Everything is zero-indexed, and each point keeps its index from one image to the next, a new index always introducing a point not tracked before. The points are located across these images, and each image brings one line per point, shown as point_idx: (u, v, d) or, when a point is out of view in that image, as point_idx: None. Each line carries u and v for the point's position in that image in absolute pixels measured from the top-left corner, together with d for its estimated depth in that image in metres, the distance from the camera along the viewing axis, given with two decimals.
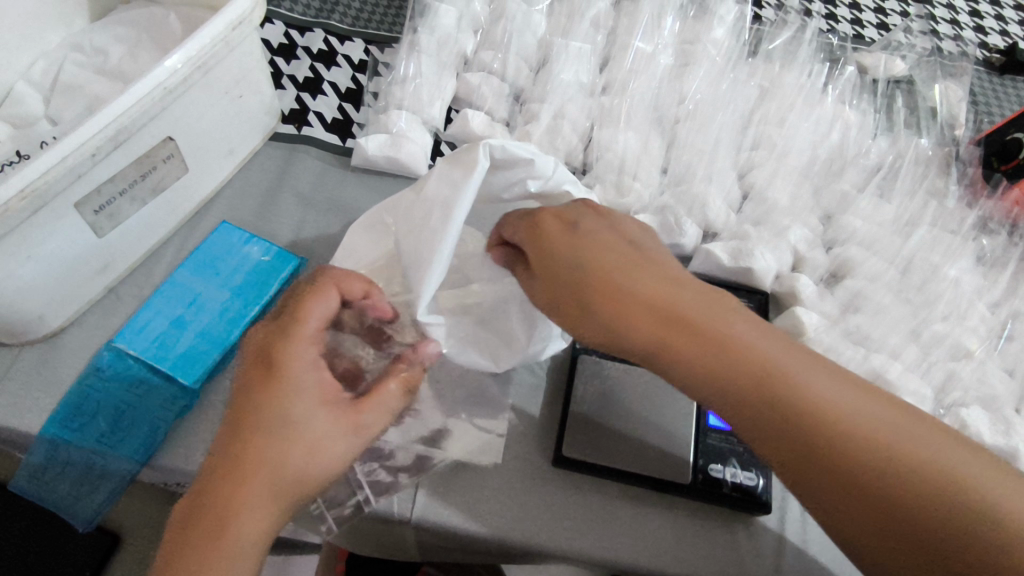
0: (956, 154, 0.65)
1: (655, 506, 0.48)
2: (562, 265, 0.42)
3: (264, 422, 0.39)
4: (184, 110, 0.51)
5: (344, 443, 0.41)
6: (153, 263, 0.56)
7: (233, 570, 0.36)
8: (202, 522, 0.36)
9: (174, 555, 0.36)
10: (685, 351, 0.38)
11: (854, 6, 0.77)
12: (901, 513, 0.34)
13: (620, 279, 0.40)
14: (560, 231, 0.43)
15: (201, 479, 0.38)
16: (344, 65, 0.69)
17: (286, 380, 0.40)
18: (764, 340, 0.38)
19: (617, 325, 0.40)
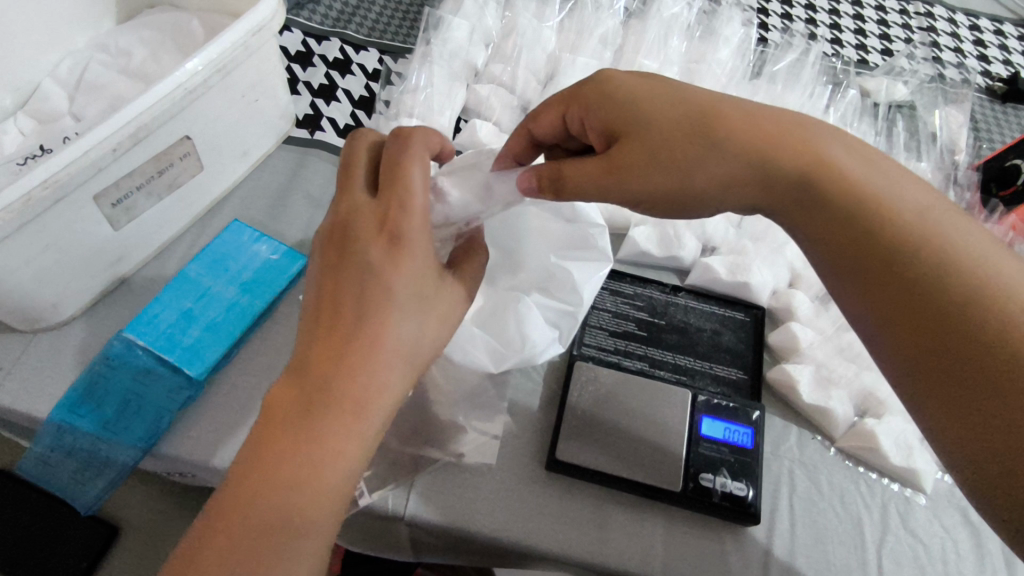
0: (955, 178, 0.66)
1: (646, 514, 0.48)
2: (647, 124, 0.40)
3: (396, 299, 0.36)
4: (203, 110, 0.53)
5: (448, 321, 0.39)
6: (166, 257, 0.58)
7: (359, 447, 0.35)
8: (336, 402, 0.33)
9: (303, 438, 0.33)
10: (784, 172, 0.39)
11: (859, 32, 0.78)
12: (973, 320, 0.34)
13: (726, 123, 0.40)
14: (639, 78, 0.43)
15: (320, 359, 0.34)
16: (358, 74, 0.72)
17: (409, 255, 0.37)
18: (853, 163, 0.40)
19: (722, 164, 0.39)
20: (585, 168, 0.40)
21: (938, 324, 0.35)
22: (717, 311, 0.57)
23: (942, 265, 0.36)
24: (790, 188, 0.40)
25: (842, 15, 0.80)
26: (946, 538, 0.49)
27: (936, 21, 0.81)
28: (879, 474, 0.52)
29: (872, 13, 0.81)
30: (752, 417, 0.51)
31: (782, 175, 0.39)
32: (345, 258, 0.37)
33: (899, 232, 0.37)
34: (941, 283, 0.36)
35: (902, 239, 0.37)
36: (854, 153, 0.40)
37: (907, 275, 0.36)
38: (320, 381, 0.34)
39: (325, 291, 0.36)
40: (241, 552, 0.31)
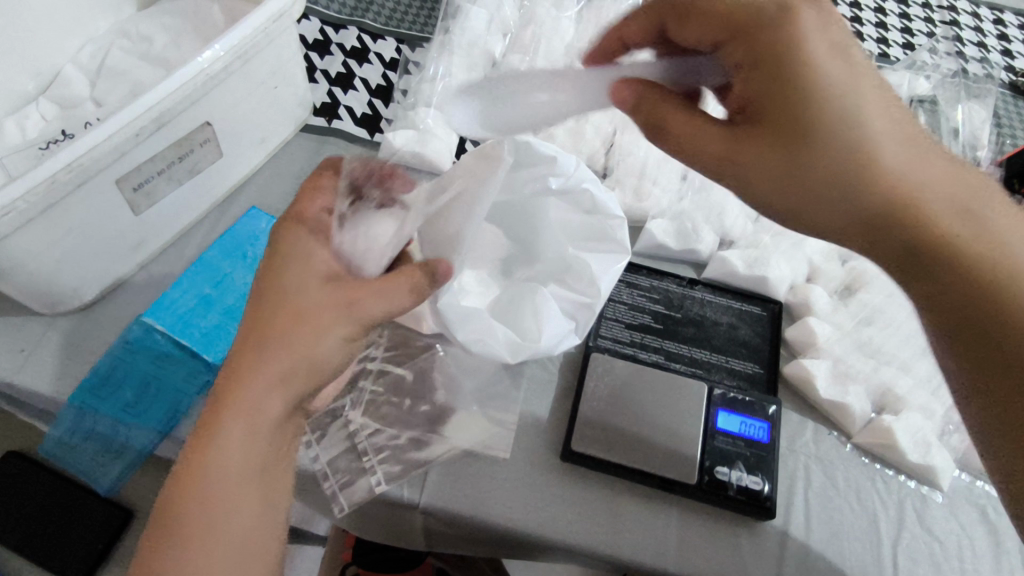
0: None
1: (662, 506, 0.48)
2: (801, 151, 0.42)
3: (294, 314, 0.40)
4: (223, 96, 0.53)
5: (349, 333, 0.41)
6: (184, 243, 0.58)
7: (247, 433, 0.38)
8: (228, 390, 0.39)
9: (205, 419, 0.38)
10: (877, 199, 0.42)
11: (881, 25, 0.77)
12: (1003, 330, 0.38)
13: (887, 159, 0.42)
14: (680, 113, 0.44)
15: (230, 356, 0.40)
16: (376, 63, 0.71)
17: (302, 270, 0.41)
18: (893, 160, 0.42)
19: (832, 212, 0.44)
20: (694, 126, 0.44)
21: (990, 359, 0.39)
22: (734, 304, 0.57)
23: (1013, 277, 0.39)
24: (893, 211, 0.42)
25: (863, 8, 0.79)
26: (963, 536, 0.49)
27: (960, 14, 0.80)
28: (897, 471, 0.51)
29: (894, 6, 0.80)
30: (768, 412, 0.51)
31: (890, 202, 0.42)
32: (260, 271, 0.43)
33: (928, 232, 0.41)
34: (1003, 301, 0.39)
35: (979, 259, 0.40)
36: (906, 149, 0.43)
37: (973, 286, 0.40)
38: (226, 380, 0.39)
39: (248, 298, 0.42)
40: (158, 533, 0.37)
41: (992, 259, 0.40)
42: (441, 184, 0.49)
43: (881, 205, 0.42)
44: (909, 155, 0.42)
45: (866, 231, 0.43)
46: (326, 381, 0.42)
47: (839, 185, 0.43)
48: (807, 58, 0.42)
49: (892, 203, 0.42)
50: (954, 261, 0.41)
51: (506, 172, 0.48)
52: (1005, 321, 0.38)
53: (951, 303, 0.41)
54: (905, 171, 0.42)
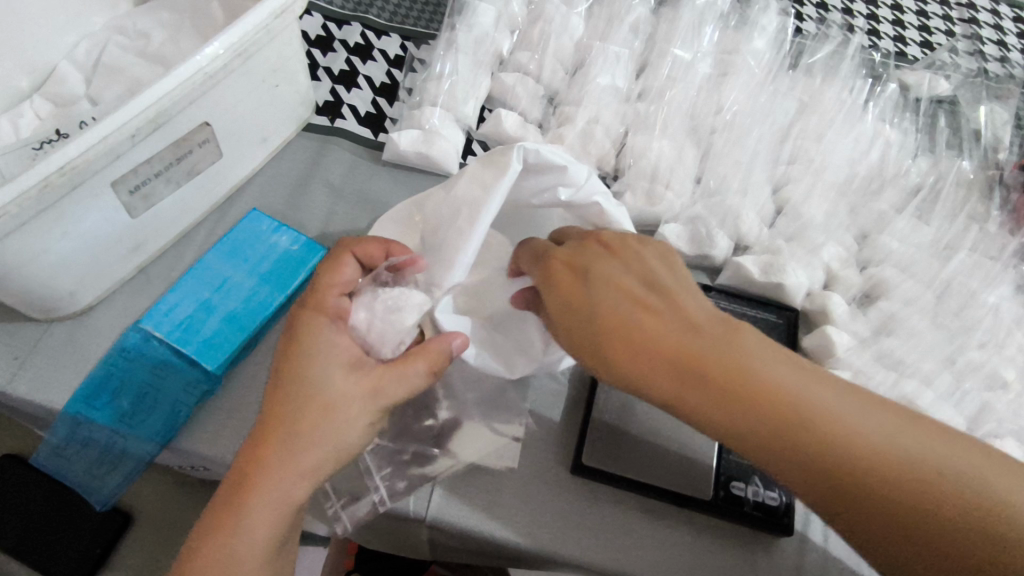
0: (1000, 178, 0.62)
1: (675, 521, 0.47)
2: (589, 309, 0.39)
3: (323, 405, 0.39)
4: (222, 95, 0.51)
5: (372, 420, 0.41)
6: (184, 246, 0.57)
7: (272, 523, 0.37)
8: (251, 478, 0.37)
9: (228, 505, 0.37)
10: (751, 423, 0.34)
11: (898, 23, 0.75)
12: (916, 524, 0.32)
13: (606, 292, 0.39)
14: (570, 280, 0.41)
15: (249, 441, 0.38)
16: (380, 60, 0.70)
17: (331, 359, 0.40)
18: (774, 367, 0.35)
19: (732, 421, 0.35)
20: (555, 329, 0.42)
21: (887, 526, 0.32)
22: (749, 312, 0.54)
23: (929, 495, 0.32)
24: (710, 389, 0.35)
25: (880, 5, 0.77)
26: None
27: (978, 13, 0.78)
28: None
29: (911, 4, 0.78)
30: None
31: (769, 415, 0.34)
32: (281, 351, 0.41)
33: (821, 431, 0.33)
34: (914, 506, 0.32)
35: (926, 498, 0.32)
36: (801, 369, 0.36)
37: (888, 513, 0.32)
38: (244, 469, 0.37)
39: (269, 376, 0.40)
40: None
41: (851, 452, 0.33)
42: (448, 189, 0.48)
43: (765, 430, 0.34)
44: (773, 361, 0.36)
45: (760, 444, 0.34)
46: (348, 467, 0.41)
47: (677, 376, 0.36)
48: (576, 262, 0.42)
49: (681, 382, 0.36)
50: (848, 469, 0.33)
51: (513, 181, 0.46)
52: (942, 519, 0.32)
53: (875, 512, 0.32)
54: (782, 376, 0.35)
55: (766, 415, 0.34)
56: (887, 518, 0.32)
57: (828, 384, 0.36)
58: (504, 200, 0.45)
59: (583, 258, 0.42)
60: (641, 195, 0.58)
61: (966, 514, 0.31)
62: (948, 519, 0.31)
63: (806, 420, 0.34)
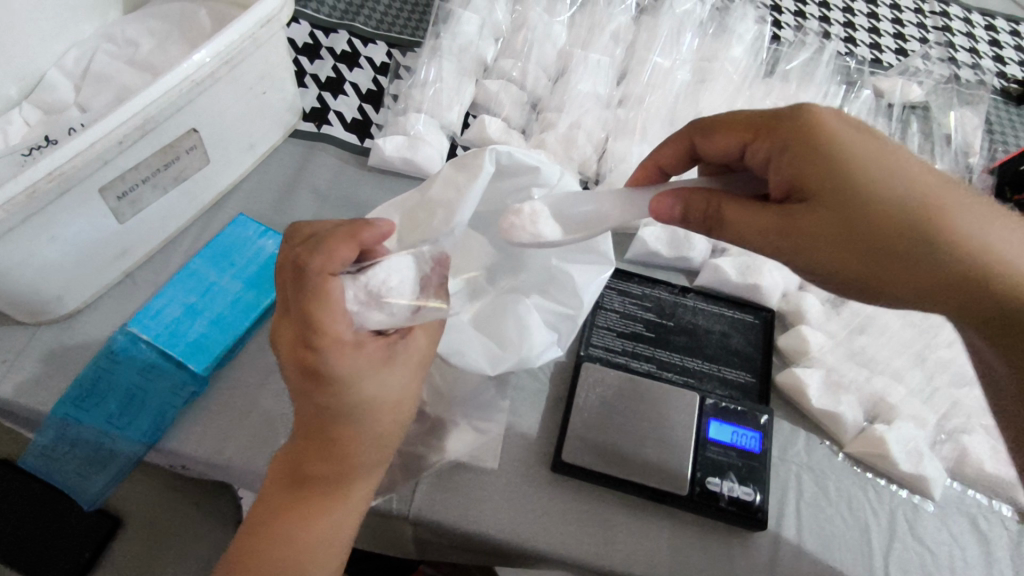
0: (969, 181, 0.64)
1: (652, 517, 0.48)
2: (851, 192, 0.37)
3: (374, 434, 0.40)
4: (210, 103, 0.52)
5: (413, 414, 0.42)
6: (170, 251, 0.57)
7: (345, 508, 0.41)
8: (313, 483, 0.40)
9: (294, 506, 0.40)
10: (943, 269, 0.36)
11: (873, 30, 0.77)
12: None
13: (888, 173, 0.37)
14: (852, 134, 0.38)
15: (297, 452, 0.40)
16: (366, 67, 0.71)
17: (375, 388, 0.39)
18: (1023, 255, 0.37)
19: (925, 275, 0.37)
20: (753, 221, 0.38)
21: None
22: (726, 313, 0.56)
23: None
24: (950, 258, 0.36)
25: (856, 13, 0.79)
26: (954, 545, 0.49)
27: (952, 20, 0.80)
28: (889, 481, 0.51)
29: (886, 11, 0.80)
30: (760, 421, 0.51)
31: (974, 279, 0.36)
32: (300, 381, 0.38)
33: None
34: None
35: None
36: (1016, 239, 0.38)
37: None
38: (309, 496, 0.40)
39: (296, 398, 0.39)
40: None
41: None
42: (423, 192, 0.48)
43: (972, 289, 0.36)
44: (1003, 232, 0.37)
45: (938, 299, 0.37)
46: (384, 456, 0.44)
47: (894, 248, 0.37)
48: (828, 133, 0.38)
49: (955, 248, 0.36)
50: None
51: (486, 182, 0.47)
52: None
53: None
54: None
55: (996, 276, 0.36)
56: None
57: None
58: (477, 201, 0.46)
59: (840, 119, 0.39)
60: None
61: None
62: None
63: (999, 286, 0.36)
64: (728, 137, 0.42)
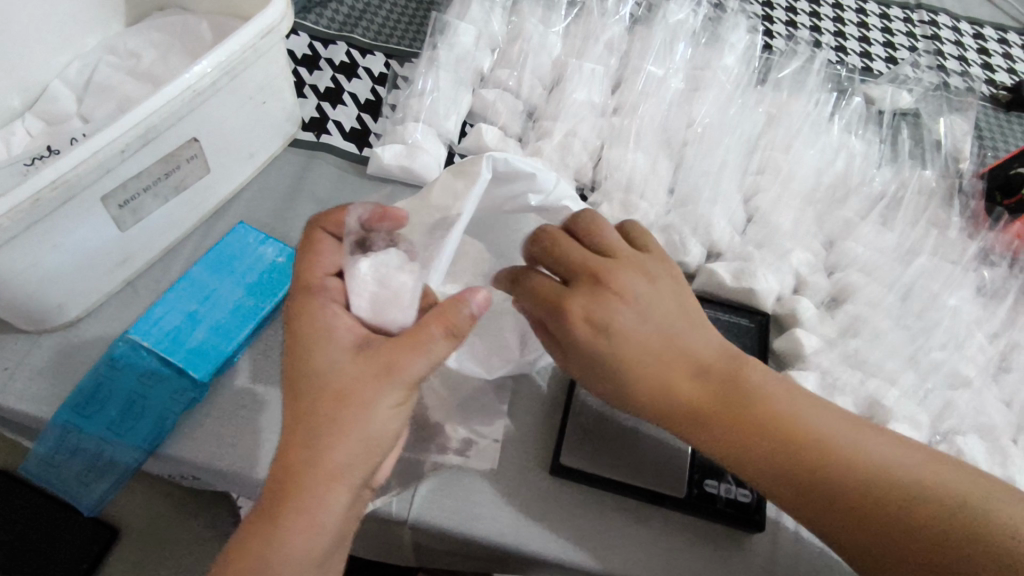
0: (960, 186, 0.65)
1: (651, 519, 0.48)
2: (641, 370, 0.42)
3: (337, 394, 0.38)
4: (210, 112, 0.53)
5: (398, 396, 0.39)
6: (171, 260, 0.58)
7: (342, 491, 0.38)
8: (323, 465, 0.37)
9: (299, 484, 0.37)
10: (739, 454, 0.42)
11: (864, 40, 0.79)
12: (885, 519, 0.39)
13: (702, 372, 0.43)
14: (592, 334, 0.42)
15: (313, 429, 0.38)
16: (365, 77, 0.72)
17: (335, 347, 0.40)
18: (813, 419, 0.42)
19: (719, 459, 0.42)
20: (577, 352, 0.43)
21: (879, 531, 0.39)
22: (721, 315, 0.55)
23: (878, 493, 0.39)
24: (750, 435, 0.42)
25: (846, 23, 0.80)
26: None
27: (940, 29, 0.81)
28: None
29: (876, 21, 0.81)
30: None
31: (784, 436, 0.41)
32: (340, 359, 0.39)
33: (817, 451, 0.41)
34: (898, 530, 0.38)
35: (874, 490, 0.40)
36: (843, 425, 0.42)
37: (851, 501, 0.40)
38: (278, 471, 0.38)
39: (325, 373, 0.39)
40: None
41: (829, 481, 0.40)
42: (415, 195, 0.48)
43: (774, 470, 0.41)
44: (806, 407, 0.43)
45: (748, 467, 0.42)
46: (382, 454, 0.40)
47: (716, 443, 0.42)
48: (626, 296, 0.43)
49: (696, 411, 0.43)
50: (851, 493, 0.40)
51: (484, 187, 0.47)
52: (912, 517, 0.38)
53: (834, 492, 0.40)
54: (834, 438, 0.41)
55: (799, 449, 0.41)
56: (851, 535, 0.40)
57: (869, 430, 0.42)
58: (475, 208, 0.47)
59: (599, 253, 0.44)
60: (618, 206, 0.60)
61: (897, 497, 0.39)
62: (918, 517, 0.38)
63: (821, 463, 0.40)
64: (561, 268, 0.44)
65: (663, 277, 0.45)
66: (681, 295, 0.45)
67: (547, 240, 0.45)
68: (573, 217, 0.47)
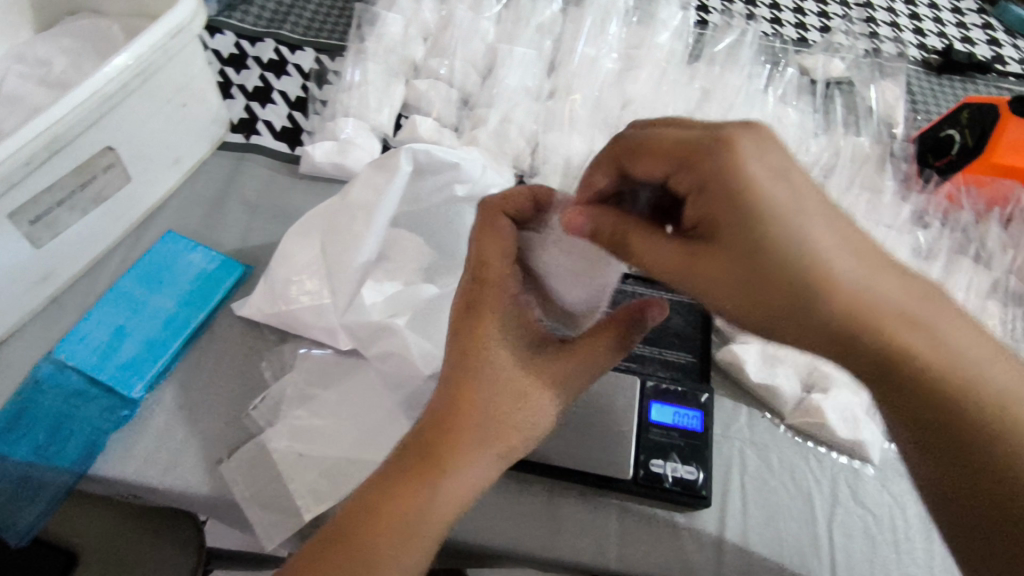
0: (892, 151, 0.66)
1: (599, 505, 0.48)
2: (746, 264, 0.33)
3: (515, 394, 0.40)
4: (123, 118, 0.51)
5: (572, 398, 0.42)
6: (98, 273, 0.56)
7: (481, 483, 0.39)
8: (465, 454, 0.38)
9: (441, 474, 0.37)
10: (819, 328, 0.33)
11: (798, 10, 0.79)
12: (953, 413, 0.32)
13: (849, 266, 0.32)
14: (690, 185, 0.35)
15: (454, 416, 0.38)
16: (294, 74, 0.70)
17: (502, 346, 0.40)
18: (884, 293, 0.32)
19: (809, 327, 0.33)
20: (655, 253, 0.36)
21: (927, 423, 0.33)
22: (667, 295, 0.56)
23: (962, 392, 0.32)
24: (901, 323, 0.32)
25: None
26: (895, 507, 0.50)
27: None
28: (829, 448, 0.52)
29: None
30: (700, 399, 0.51)
31: (844, 312, 0.32)
32: (517, 353, 0.41)
33: (884, 361, 0.32)
34: (960, 441, 0.32)
35: (961, 404, 0.32)
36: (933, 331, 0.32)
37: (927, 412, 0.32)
38: (432, 449, 0.38)
39: (518, 363, 0.41)
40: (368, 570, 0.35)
41: (906, 374, 0.32)
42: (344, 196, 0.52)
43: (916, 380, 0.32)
44: (956, 322, 0.33)
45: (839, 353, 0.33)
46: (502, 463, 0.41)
47: (802, 315, 0.33)
48: (728, 164, 0.33)
49: (852, 306, 0.32)
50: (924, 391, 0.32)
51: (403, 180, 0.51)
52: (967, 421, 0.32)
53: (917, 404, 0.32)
54: (941, 335, 0.32)
55: (887, 338, 0.32)
56: (994, 483, 0.32)
57: (967, 325, 0.33)
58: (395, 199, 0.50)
59: (700, 139, 0.34)
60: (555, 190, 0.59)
61: (989, 406, 0.32)
62: (953, 422, 0.32)
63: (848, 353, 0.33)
64: (657, 163, 0.36)
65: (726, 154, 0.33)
66: (770, 151, 0.33)
67: (480, 242, 0.43)
68: (664, 103, 0.39)
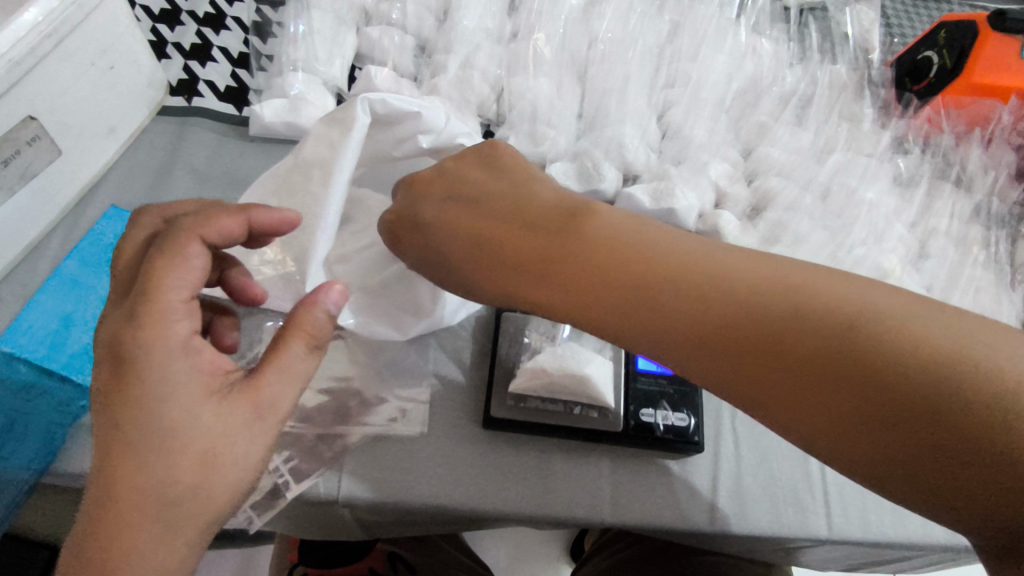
0: (870, 77, 0.64)
1: (591, 459, 0.47)
2: (162, 442, 0.32)
3: (121, 446, 0.32)
4: (42, 83, 0.46)
5: (272, 439, 0.36)
6: (38, 257, 0.51)
7: (164, 550, 0.32)
8: (135, 511, 0.32)
9: (103, 543, 0.31)
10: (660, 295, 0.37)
11: None
12: (858, 366, 0.31)
13: (724, 263, 0.37)
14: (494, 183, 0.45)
15: (96, 469, 0.32)
16: (234, 28, 0.65)
17: (180, 393, 0.33)
18: (724, 266, 0.37)
19: (626, 309, 0.37)
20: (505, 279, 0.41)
21: (906, 402, 0.29)
22: None
23: (856, 357, 0.31)
24: (783, 319, 0.33)
25: None
26: None
27: None
28: None
29: None
30: None
31: (717, 305, 0.35)
32: (123, 386, 0.32)
33: (837, 327, 0.32)
34: (897, 376, 0.30)
35: (888, 348, 0.31)
36: (812, 282, 0.35)
37: (847, 370, 0.31)
38: (97, 549, 0.31)
39: (134, 398, 0.32)
40: None
41: (844, 330, 0.32)
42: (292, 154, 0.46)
43: (814, 346, 0.32)
44: (856, 286, 0.34)
45: (660, 318, 0.36)
46: (212, 510, 0.34)
47: (619, 287, 0.38)
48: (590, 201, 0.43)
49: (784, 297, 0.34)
50: (890, 342, 0.31)
51: (362, 135, 0.45)
52: (911, 365, 0.30)
53: (825, 368, 0.32)
54: (822, 295, 0.34)
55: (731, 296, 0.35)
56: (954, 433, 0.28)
57: (908, 313, 0.32)
58: (356, 157, 0.45)
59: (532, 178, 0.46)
60: (524, 137, 0.56)
61: (850, 362, 0.31)
62: (919, 372, 0.30)
63: (731, 296, 0.35)
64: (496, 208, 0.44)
65: (134, 345, 0.33)
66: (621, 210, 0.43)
67: (156, 265, 0.35)
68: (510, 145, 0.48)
